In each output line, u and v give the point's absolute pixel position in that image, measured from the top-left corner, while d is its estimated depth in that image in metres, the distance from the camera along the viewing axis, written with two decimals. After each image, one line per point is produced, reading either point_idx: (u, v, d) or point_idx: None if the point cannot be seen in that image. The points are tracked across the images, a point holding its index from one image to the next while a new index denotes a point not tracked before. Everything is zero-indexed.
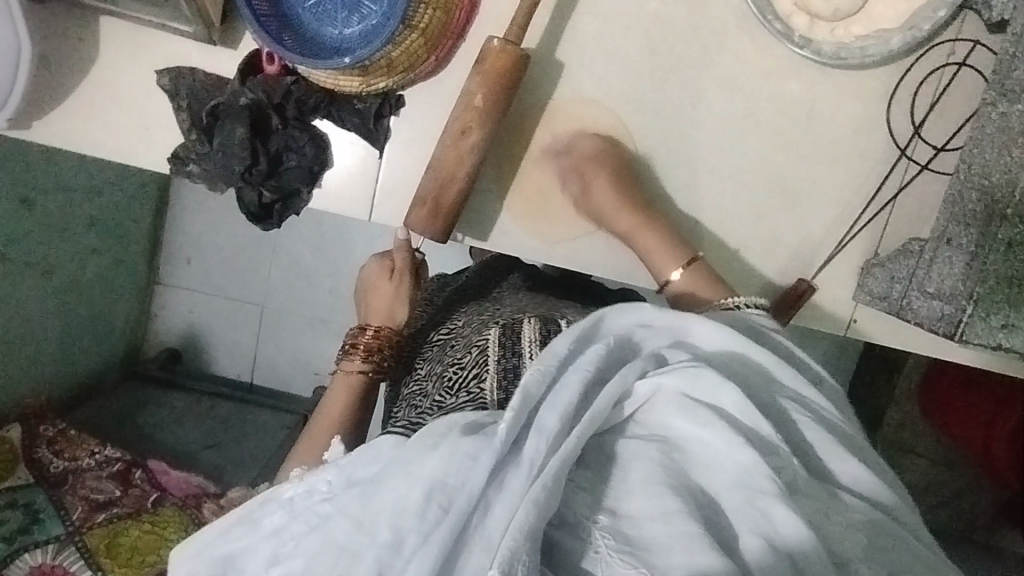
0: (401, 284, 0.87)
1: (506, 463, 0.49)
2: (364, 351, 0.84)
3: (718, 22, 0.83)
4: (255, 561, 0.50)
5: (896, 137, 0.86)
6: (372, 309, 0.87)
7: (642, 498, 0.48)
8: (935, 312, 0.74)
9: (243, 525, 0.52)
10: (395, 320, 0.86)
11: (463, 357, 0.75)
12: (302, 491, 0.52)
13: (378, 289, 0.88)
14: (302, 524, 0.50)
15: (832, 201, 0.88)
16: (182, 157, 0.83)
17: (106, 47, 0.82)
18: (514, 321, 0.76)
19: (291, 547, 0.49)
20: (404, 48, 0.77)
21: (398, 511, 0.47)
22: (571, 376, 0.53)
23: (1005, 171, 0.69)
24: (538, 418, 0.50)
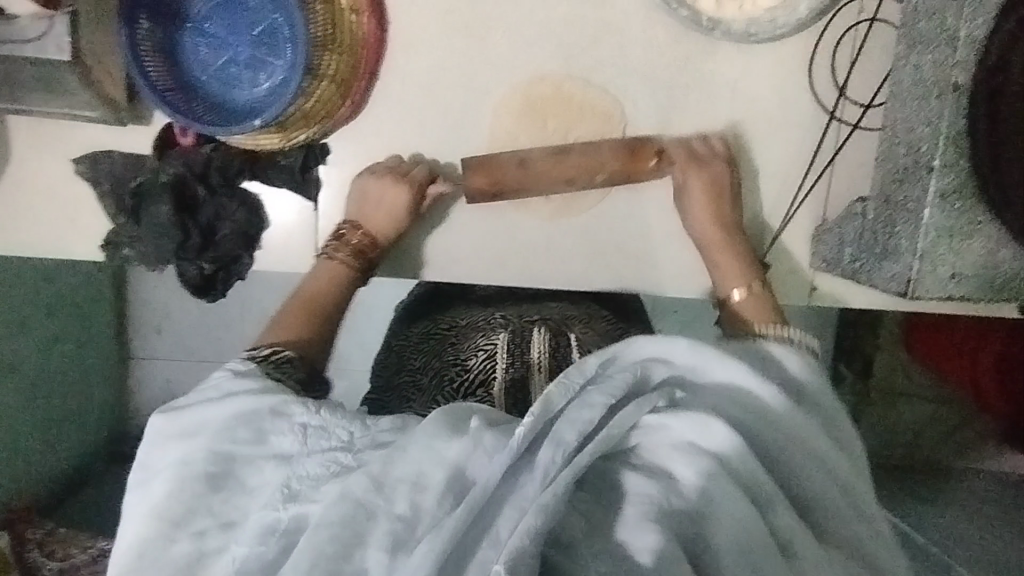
0: (411, 201, 0.80)
1: (518, 467, 0.41)
2: (353, 245, 0.80)
3: (626, 17, 0.81)
4: (262, 481, 0.44)
5: (822, 102, 0.85)
6: (372, 210, 0.81)
7: (631, 530, 0.38)
8: (885, 273, 0.75)
9: (248, 433, 0.46)
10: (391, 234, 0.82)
11: (468, 359, 0.68)
12: (316, 428, 0.46)
13: (383, 193, 0.80)
14: (316, 462, 0.45)
15: (772, 174, 0.87)
16: (114, 243, 0.82)
17: (18, 147, 0.80)
18: (524, 329, 0.71)
19: (308, 484, 0.43)
20: (317, 97, 0.76)
21: (420, 486, 0.41)
22: (592, 397, 0.43)
23: (925, 123, 0.69)
24: (555, 430, 0.42)
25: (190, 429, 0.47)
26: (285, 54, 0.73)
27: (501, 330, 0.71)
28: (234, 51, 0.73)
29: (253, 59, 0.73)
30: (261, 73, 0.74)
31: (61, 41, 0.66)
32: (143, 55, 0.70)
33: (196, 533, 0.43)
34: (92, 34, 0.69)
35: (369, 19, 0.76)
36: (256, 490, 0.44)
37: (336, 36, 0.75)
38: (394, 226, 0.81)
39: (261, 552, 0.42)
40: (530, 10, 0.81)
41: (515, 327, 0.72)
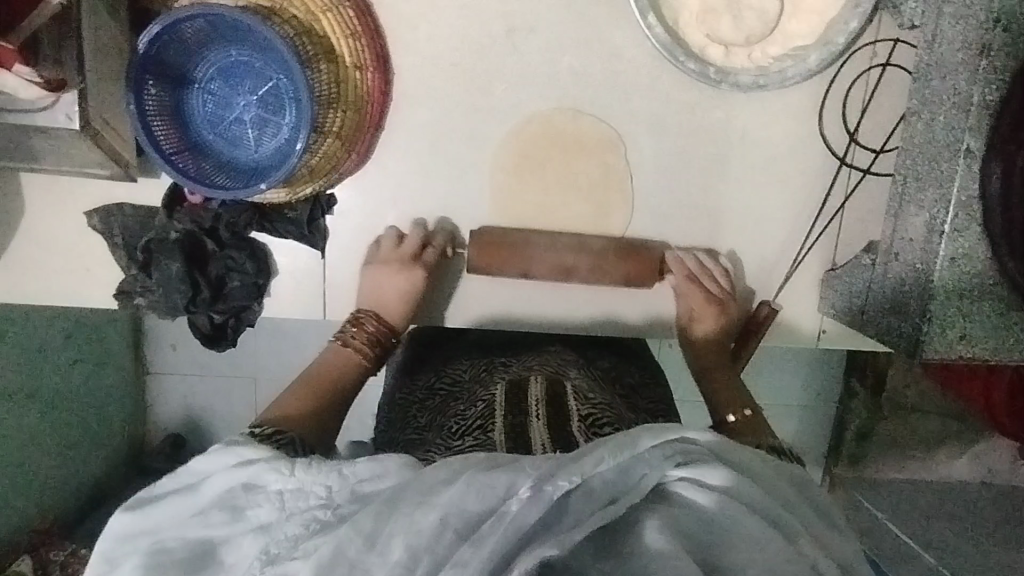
0: (413, 273, 0.80)
1: (537, 499, 0.36)
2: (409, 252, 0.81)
3: (635, 63, 0.80)
4: (241, 555, 0.40)
5: (834, 147, 0.84)
6: (376, 298, 0.81)
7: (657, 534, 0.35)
8: (893, 329, 0.74)
9: (219, 513, 0.42)
10: (389, 332, 0.81)
11: (466, 409, 0.63)
12: (293, 489, 0.43)
13: (386, 268, 0.80)
14: (294, 524, 0.41)
15: (781, 220, 0.86)
16: (127, 292, 0.83)
17: (34, 203, 0.82)
18: (521, 379, 0.66)
19: (286, 548, 0.39)
20: (322, 153, 0.77)
21: (413, 530, 0.36)
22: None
23: (936, 183, 0.69)
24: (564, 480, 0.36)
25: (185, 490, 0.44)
26: (290, 113, 0.74)
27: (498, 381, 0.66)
28: (240, 111, 0.74)
29: (258, 117, 0.74)
30: (267, 131, 0.75)
31: (72, 110, 0.65)
32: (150, 119, 0.69)
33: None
34: (99, 101, 0.68)
35: (374, 72, 0.77)
36: (236, 564, 0.40)
37: (341, 93, 0.76)
38: (407, 315, 0.82)
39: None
40: (539, 57, 0.80)
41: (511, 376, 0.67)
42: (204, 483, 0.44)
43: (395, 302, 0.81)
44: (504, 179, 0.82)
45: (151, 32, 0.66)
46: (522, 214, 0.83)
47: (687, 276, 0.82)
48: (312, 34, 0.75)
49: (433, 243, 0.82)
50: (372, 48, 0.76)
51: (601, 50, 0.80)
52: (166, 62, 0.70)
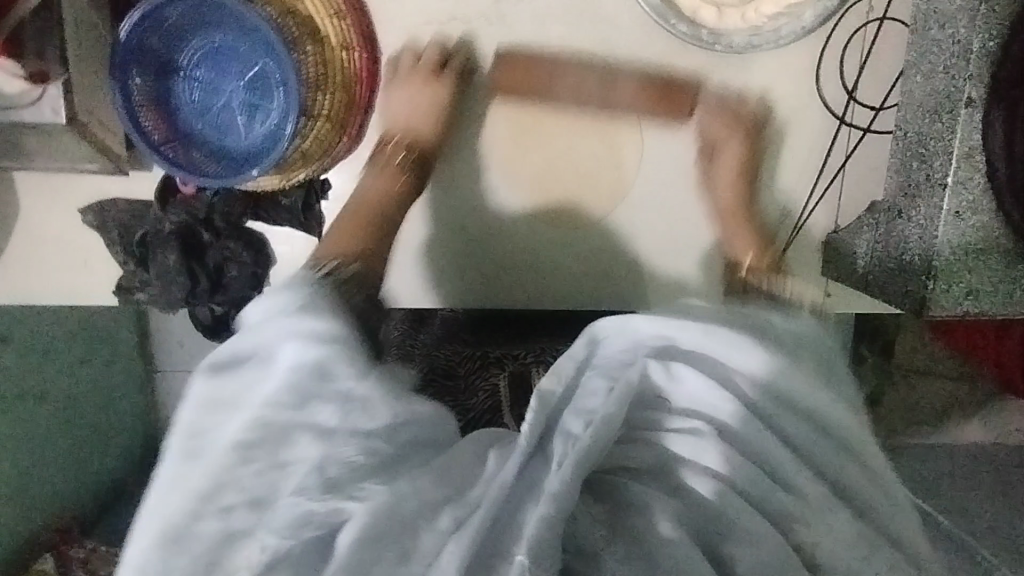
0: (444, 83, 0.78)
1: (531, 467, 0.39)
2: (401, 154, 0.78)
3: (626, 30, 0.79)
4: (301, 455, 0.39)
5: (832, 106, 0.82)
6: (393, 115, 0.80)
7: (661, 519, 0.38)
8: (899, 290, 0.73)
9: (288, 396, 0.40)
10: (415, 130, 0.79)
11: (469, 398, 0.67)
12: (360, 398, 0.40)
13: (411, 84, 0.79)
14: (356, 446, 0.39)
15: (781, 184, 0.85)
16: (128, 287, 0.83)
17: (30, 202, 0.81)
18: (522, 371, 0.70)
19: (345, 471, 0.39)
20: (314, 137, 0.76)
21: (459, 502, 0.38)
22: (594, 384, 0.41)
23: (936, 137, 0.68)
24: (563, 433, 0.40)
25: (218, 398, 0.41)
26: (279, 98, 0.73)
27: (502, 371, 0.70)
28: (227, 98, 0.73)
29: (246, 103, 0.73)
30: (256, 117, 0.74)
31: (58, 103, 0.64)
32: (138, 110, 0.69)
33: (224, 510, 0.38)
34: (86, 94, 0.68)
35: (362, 52, 0.76)
36: (293, 466, 0.39)
37: (328, 74, 0.75)
38: (434, 126, 0.79)
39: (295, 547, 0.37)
40: (528, 29, 0.78)
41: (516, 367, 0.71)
42: (275, 356, 0.42)
43: (426, 114, 0.79)
44: (519, 69, 0.79)
45: (131, 20, 0.65)
46: (532, 119, 0.80)
47: (704, 152, 0.83)
48: (297, 15, 0.73)
49: (454, 60, 0.78)
50: (358, 27, 0.75)
51: (591, 18, 0.78)
52: (150, 50, 0.69)
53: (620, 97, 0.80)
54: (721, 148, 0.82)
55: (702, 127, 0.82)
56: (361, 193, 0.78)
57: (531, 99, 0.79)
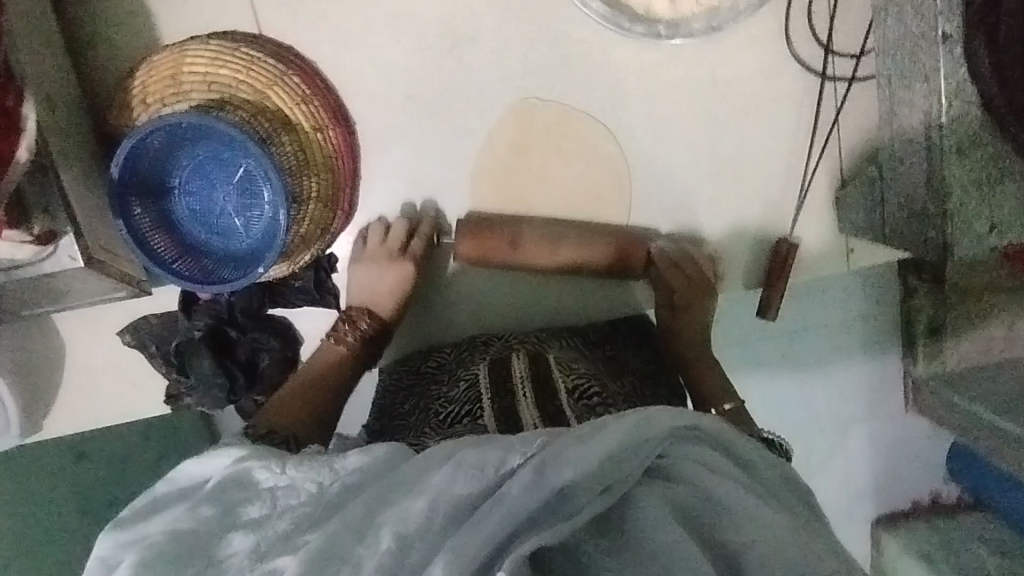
0: (407, 270, 0.80)
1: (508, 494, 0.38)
2: (361, 333, 0.79)
3: (584, 42, 0.79)
4: (232, 549, 0.41)
5: (811, 66, 0.80)
6: (361, 290, 0.81)
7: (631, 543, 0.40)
8: (917, 237, 0.71)
9: (208, 507, 0.43)
10: (383, 308, 0.81)
11: (451, 392, 0.71)
12: (285, 484, 0.43)
13: (378, 276, 0.80)
14: (285, 519, 0.41)
15: (775, 154, 0.83)
16: (175, 395, 0.88)
17: (71, 338, 0.87)
18: (503, 356, 0.72)
19: (279, 544, 0.40)
20: (311, 221, 0.79)
21: (405, 517, 0.38)
22: (606, 432, 0.39)
23: (921, 77, 0.65)
24: (548, 468, 0.38)
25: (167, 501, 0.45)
26: (268, 192, 0.76)
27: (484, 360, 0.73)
28: (222, 204, 0.76)
29: (240, 204, 0.76)
30: (252, 215, 0.77)
31: (73, 250, 0.69)
32: (145, 237, 0.73)
33: None
34: (96, 234, 0.72)
35: (335, 129, 0.77)
36: (225, 562, 0.40)
37: (309, 157, 0.77)
38: (398, 307, 0.81)
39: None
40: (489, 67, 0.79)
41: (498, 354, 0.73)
42: (202, 485, 0.45)
43: (387, 295, 0.80)
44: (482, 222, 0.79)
45: (118, 157, 0.69)
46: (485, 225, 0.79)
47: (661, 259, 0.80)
48: (268, 110, 0.75)
49: (417, 235, 0.81)
50: (327, 107, 0.77)
51: (547, 41, 0.79)
52: (145, 180, 0.73)
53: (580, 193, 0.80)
54: (686, 267, 0.79)
55: (647, 242, 0.81)
56: (355, 288, 0.81)
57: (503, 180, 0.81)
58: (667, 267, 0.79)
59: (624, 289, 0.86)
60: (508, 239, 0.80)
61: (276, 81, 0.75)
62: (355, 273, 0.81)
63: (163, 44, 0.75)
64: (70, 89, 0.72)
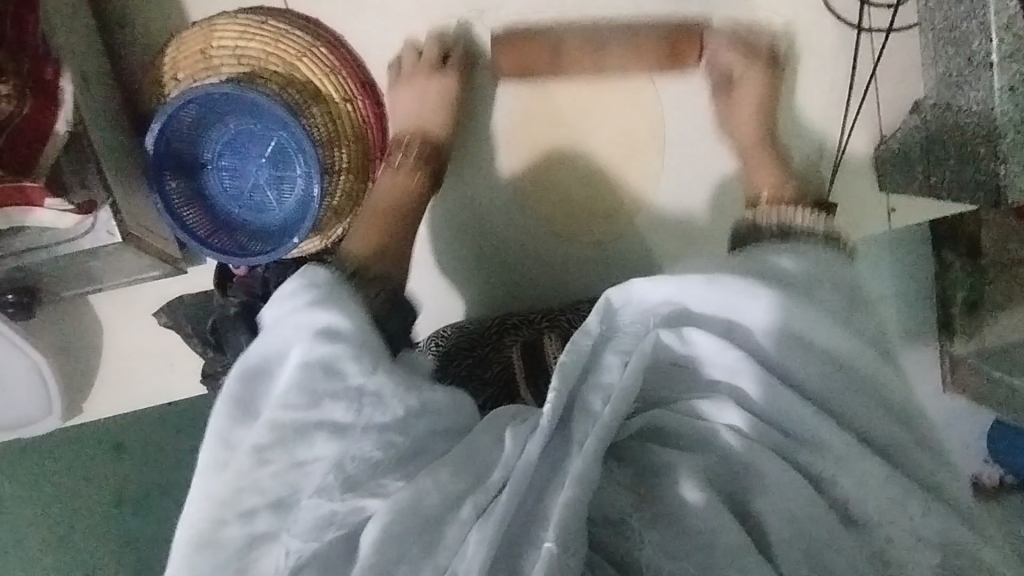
0: (449, 80, 0.76)
1: (550, 449, 0.44)
2: (415, 155, 0.74)
3: (613, 1, 0.78)
4: (314, 454, 0.44)
5: (846, 17, 0.79)
6: (404, 113, 0.77)
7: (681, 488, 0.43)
8: (968, 182, 0.68)
9: (301, 396, 0.45)
10: (428, 124, 0.76)
11: (486, 372, 0.70)
12: (375, 395, 0.46)
13: (418, 87, 0.76)
14: (372, 442, 0.45)
15: (810, 111, 0.81)
16: (211, 374, 0.87)
17: (108, 320, 0.87)
18: (538, 337, 0.71)
19: (365, 471, 0.44)
20: (342, 192, 0.78)
21: (480, 489, 0.43)
22: (609, 358, 0.46)
23: (966, 16, 0.63)
24: (579, 405, 0.45)
25: (268, 364, 0.48)
26: (300, 163, 0.76)
27: (515, 342, 0.71)
28: (255, 176, 0.76)
29: (272, 176, 0.76)
30: (285, 187, 0.77)
31: (111, 224, 0.69)
32: (180, 212, 0.74)
33: (251, 513, 0.44)
34: (132, 210, 0.73)
35: (364, 100, 0.77)
36: (308, 469, 0.45)
37: (340, 129, 0.77)
38: (448, 120, 0.77)
39: (318, 549, 0.42)
40: (516, 31, 0.78)
41: (528, 336, 0.72)
42: (291, 360, 0.47)
43: (437, 112, 0.76)
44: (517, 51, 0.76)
45: (153, 131, 0.70)
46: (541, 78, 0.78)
47: (721, 88, 0.78)
48: (297, 82, 0.75)
49: (454, 53, 0.78)
50: (356, 77, 0.76)
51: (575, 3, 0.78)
52: (178, 155, 0.74)
53: (636, 49, 0.76)
54: (735, 75, 0.77)
55: (712, 63, 0.78)
56: (399, 113, 0.77)
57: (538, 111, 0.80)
58: (753, 103, 0.77)
59: (703, 138, 0.81)
60: (568, 96, 0.79)
61: (305, 52, 0.75)
62: (399, 99, 0.77)
63: (191, 21, 0.75)
64: (102, 68, 0.72)
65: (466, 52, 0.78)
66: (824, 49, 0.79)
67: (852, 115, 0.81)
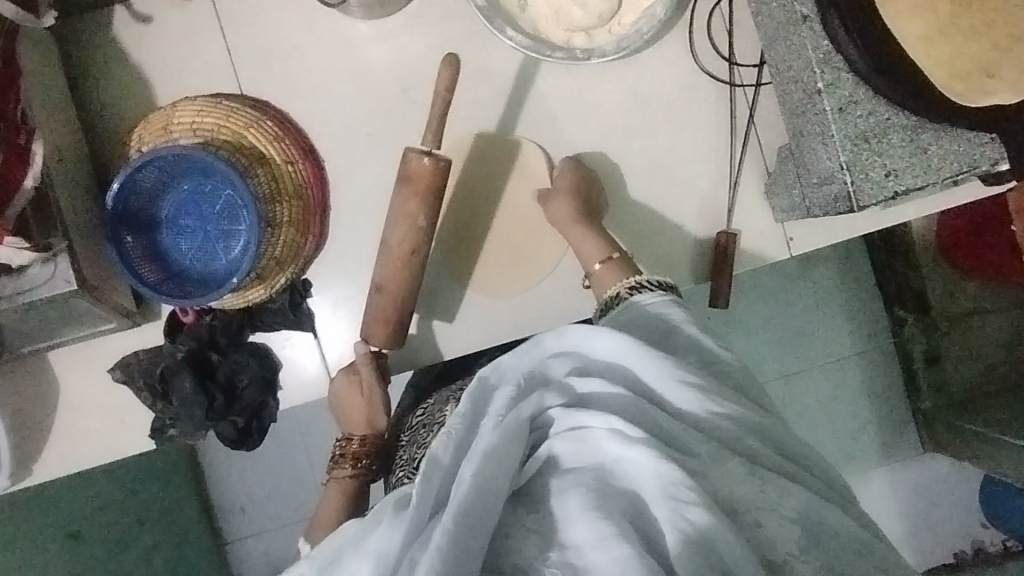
0: (370, 396, 0.88)
1: (432, 519, 0.56)
2: (358, 450, 0.93)
3: (518, 74, 0.91)
4: None
5: (718, 76, 0.91)
6: (348, 419, 0.92)
7: (582, 524, 0.53)
8: (829, 198, 0.77)
9: None
10: (372, 424, 0.92)
11: (430, 438, 0.81)
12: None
13: (350, 402, 0.90)
14: None
15: (702, 154, 0.92)
16: (161, 428, 0.91)
17: (64, 379, 0.92)
18: (465, 394, 0.83)
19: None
20: (283, 242, 0.87)
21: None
22: (489, 422, 0.60)
23: (797, 56, 0.74)
24: (462, 470, 0.57)
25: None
26: (245, 217, 0.85)
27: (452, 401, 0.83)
28: (204, 232, 0.86)
29: (220, 231, 0.86)
30: (232, 240, 0.86)
31: (68, 273, 0.75)
32: (134, 263, 0.82)
33: None
34: (91, 262, 0.80)
35: (303, 162, 0.88)
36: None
37: (282, 187, 0.87)
38: (375, 423, 0.92)
39: None
40: (436, 100, 0.91)
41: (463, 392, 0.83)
42: None
43: (364, 418, 0.91)
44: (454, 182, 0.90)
45: (113, 190, 0.79)
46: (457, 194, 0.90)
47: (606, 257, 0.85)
48: (244, 148, 0.87)
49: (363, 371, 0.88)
50: (297, 144, 0.88)
51: (489, 77, 0.91)
52: (138, 215, 0.84)
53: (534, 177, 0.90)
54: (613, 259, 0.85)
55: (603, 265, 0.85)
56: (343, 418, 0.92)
57: (434, 196, 0.82)
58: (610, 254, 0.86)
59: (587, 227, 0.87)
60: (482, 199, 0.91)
61: (252, 124, 0.87)
62: (335, 412, 0.92)
63: (157, 104, 0.88)
64: (76, 143, 0.84)
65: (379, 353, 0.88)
66: (705, 102, 0.91)
67: (739, 154, 0.91)
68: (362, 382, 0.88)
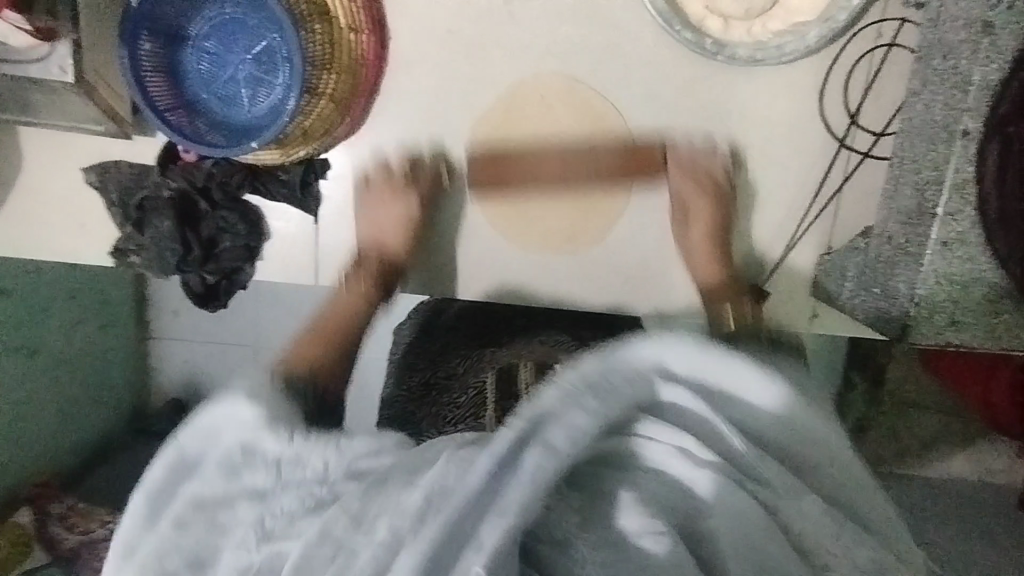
0: (405, 197, 0.82)
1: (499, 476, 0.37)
2: (368, 273, 0.82)
3: (632, 34, 0.79)
4: (236, 520, 0.40)
5: (833, 129, 0.82)
6: (368, 219, 0.83)
7: (632, 520, 0.38)
8: (882, 314, 0.73)
9: (219, 474, 0.41)
10: (387, 237, 0.83)
11: (459, 397, 0.69)
12: (289, 457, 0.41)
13: (376, 203, 0.83)
14: (291, 499, 0.40)
15: (777, 200, 0.85)
16: (122, 251, 0.83)
17: (30, 157, 0.82)
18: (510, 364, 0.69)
19: (284, 523, 0.40)
20: (316, 114, 0.77)
21: (399, 512, 0.38)
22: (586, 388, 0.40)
23: (932, 166, 0.67)
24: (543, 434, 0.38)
25: (195, 463, 0.42)
26: (283, 73, 0.74)
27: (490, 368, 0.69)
28: (234, 71, 0.74)
29: (251, 76, 0.75)
30: (261, 91, 0.75)
31: (65, 62, 0.65)
32: (144, 76, 0.70)
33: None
34: (93, 59, 0.68)
35: (369, 36, 0.77)
36: (229, 528, 0.40)
37: (336, 55, 0.76)
38: (406, 242, 0.84)
39: None
40: (533, 23, 0.79)
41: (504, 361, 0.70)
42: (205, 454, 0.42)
43: (391, 228, 0.83)
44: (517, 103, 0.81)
45: None
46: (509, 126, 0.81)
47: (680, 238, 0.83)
48: None
49: (424, 169, 0.83)
50: (367, 11, 0.76)
51: (601, 21, 0.78)
52: (164, 21, 0.71)
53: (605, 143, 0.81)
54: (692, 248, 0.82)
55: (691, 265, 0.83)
56: (361, 231, 0.84)
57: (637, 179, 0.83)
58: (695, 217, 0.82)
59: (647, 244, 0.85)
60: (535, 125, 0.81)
61: None
62: (358, 221, 0.84)
63: None
64: None
65: (448, 179, 0.84)
66: (807, 148, 0.83)
67: (812, 216, 0.85)
68: (398, 193, 0.82)
